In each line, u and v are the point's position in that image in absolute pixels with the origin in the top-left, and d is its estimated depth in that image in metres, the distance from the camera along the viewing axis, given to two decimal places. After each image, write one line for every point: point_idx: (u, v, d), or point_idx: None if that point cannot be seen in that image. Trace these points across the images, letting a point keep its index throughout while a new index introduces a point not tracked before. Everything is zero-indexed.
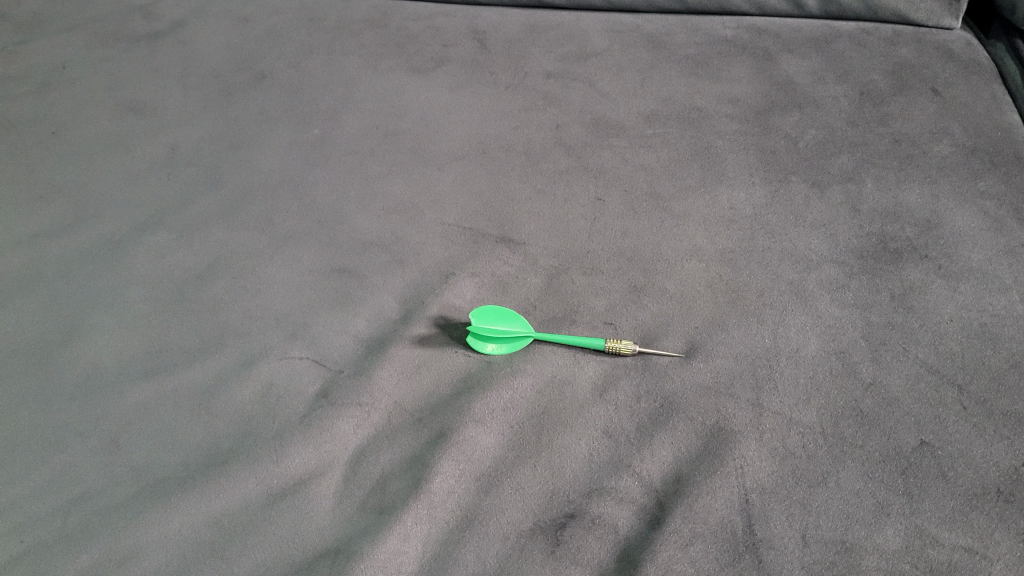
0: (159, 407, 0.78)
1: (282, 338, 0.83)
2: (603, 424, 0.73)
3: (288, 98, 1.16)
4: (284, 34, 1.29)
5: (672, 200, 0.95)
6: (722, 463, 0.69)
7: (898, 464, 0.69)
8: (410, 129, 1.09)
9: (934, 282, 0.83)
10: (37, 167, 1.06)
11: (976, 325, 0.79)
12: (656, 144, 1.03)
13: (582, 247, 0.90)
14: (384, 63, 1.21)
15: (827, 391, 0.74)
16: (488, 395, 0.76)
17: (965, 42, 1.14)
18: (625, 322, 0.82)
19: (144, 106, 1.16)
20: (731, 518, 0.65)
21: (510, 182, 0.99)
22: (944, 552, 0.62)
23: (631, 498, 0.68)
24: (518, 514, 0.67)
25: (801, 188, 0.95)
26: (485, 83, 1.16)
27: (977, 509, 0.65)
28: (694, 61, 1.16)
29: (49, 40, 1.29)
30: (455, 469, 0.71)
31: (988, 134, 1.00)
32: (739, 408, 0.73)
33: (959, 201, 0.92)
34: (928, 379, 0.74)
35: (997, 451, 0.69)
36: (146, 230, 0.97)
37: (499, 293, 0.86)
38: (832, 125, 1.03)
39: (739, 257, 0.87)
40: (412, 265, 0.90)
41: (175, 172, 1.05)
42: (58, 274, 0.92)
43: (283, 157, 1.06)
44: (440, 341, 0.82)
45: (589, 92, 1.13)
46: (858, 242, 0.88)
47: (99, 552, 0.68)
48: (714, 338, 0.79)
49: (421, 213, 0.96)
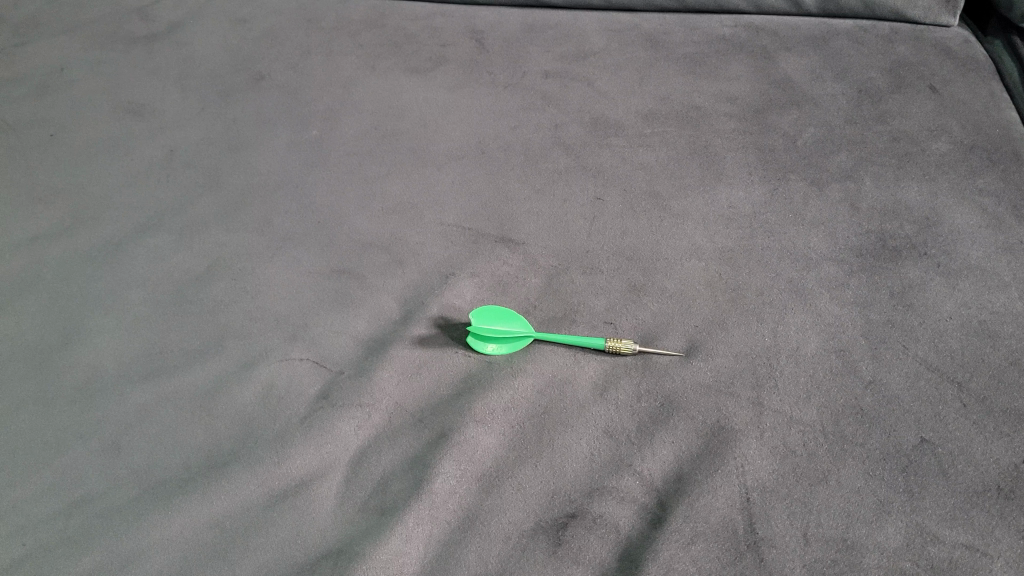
0: (161, 410, 0.78)
1: (283, 339, 0.83)
2: (604, 423, 0.73)
3: (287, 99, 1.16)
4: (282, 35, 1.29)
5: (671, 199, 0.95)
6: (723, 461, 0.69)
7: (898, 461, 0.69)
8: (408, 130, 1.09)
9: (933, 280, 0.83)
10: (36, 170, 1.06)
11: (976, 323, 0.79)
12: (654, 143, 1.03)
13: (582, 246, 0.90)
14: (382, 63, 1.21)
15: (827, 389, 0.74)
16: (488, 396, 0.76)
17: (963, 40, 1.14)
18: (625, 321, 0.82)
19: (142, 107, 1.16)
20: (733, 518, 0.66)
21: (509, 183, 0.99)
22: (945, 549, 0.63)
23: (632, 498, 0.68)
24: (520, 514, 0.67)
25: (800, 186, 0.95)
26: (483, 84, 1.16)
27: (977, 506, 0.65)
28: (693, 59, 1.16)
29: (45, 42, 1.29)
30: (456, 470, 0.71)
31: (987, 132, 1.00)
32: (738, 407, 0.73)
33: (958, 198, 0.92)
34: (928, 376, 0.75)
35: (997, 449, 0.69)
36: (145, 232, 0.97)
37: (498, 293, 0.86)
38: (830, 123, 1.04)
39: (738, 256, 0.87)
40: (411, 266, 0.90)
41: (174, 174, 1.05)
42: (57, 277, 0.92)
43: (281, 158, 1.06)
44: (441, 342, 0.82)
45: (588, 91, 1.13)
46: (858, 240, 0.88)
47: (102, 555, 0.68)
48: (714, 337, 0.79)
49: (420, 214, 0.96)
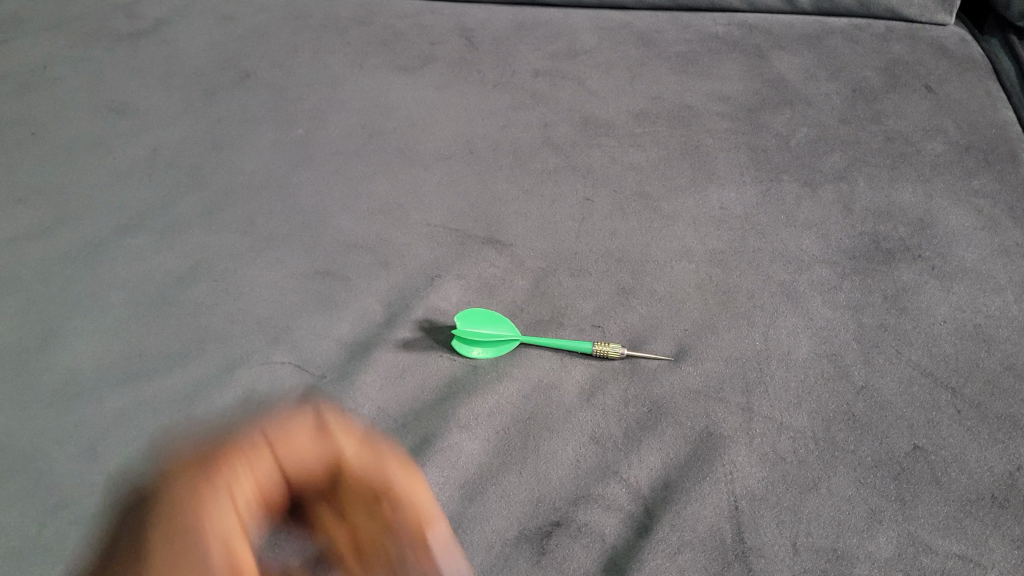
0: (139, 414, 0.76)
1: (264, 342, 0.82)
2: (591, 429, 0.72)
3: (273, 97, 1.14)
4: (269, 33, 1.27)
5: (662, 200, 0.93)
6: (711, 469, 0.68)
7: (890, 469, 0.67)
8: (396, 129, 1.07)
9: (927, 283, 0.82)
10: (17, 169, 1.04)
11: (971, 327, 0.77)
12: (644, 143, 1.02)
13: (570, 248, 0.88)
14: (370, 61, 1.20)
15: (819, 395, 0.72)
16: (473, 401, 0.74)
17: (959, 39, 1.13)
18: (613, 324, 0.80)
19: (127, 106, 1.14)
20: (721, 526, 0.64)
21: (498, 183, 0.98)
22: (938, 560, 0.61)
23: (618, 506, 0.66)
24: (504, 522, 0.66)
25: (793, 187, 0.93)
26: (472, 82, 1.14)
27: (971, 514, 0.64)
28: (685, 58, 1.15)
29: (29, 40, 1.27)
30: (439, 477, 0.69)
31: (983, 132, 0.98)
32: (727, 413, 0.72)
33: (953, 200, 0.90)
34: (921, 381, 0.73)
35: (992, 456, 0.68)
36: (127, 233, 0.95)
37: (484, 295, 0.85)
38: (824, 123, 1.02)
39: (729, 258, 0.86)
40: (397, 268, 0.88)
41: (158, 174, 1.03)
42: (36, 278, 0.91)
43: (267, 158, 1.04)
44: (425, 346, 0.80)
45: (578, 90, 1.11)
46: (851, 242, 0.86)
47: (74, 564, 0.66)
48: (704, 340, 0.78)
49: (406, 214, 0.95)
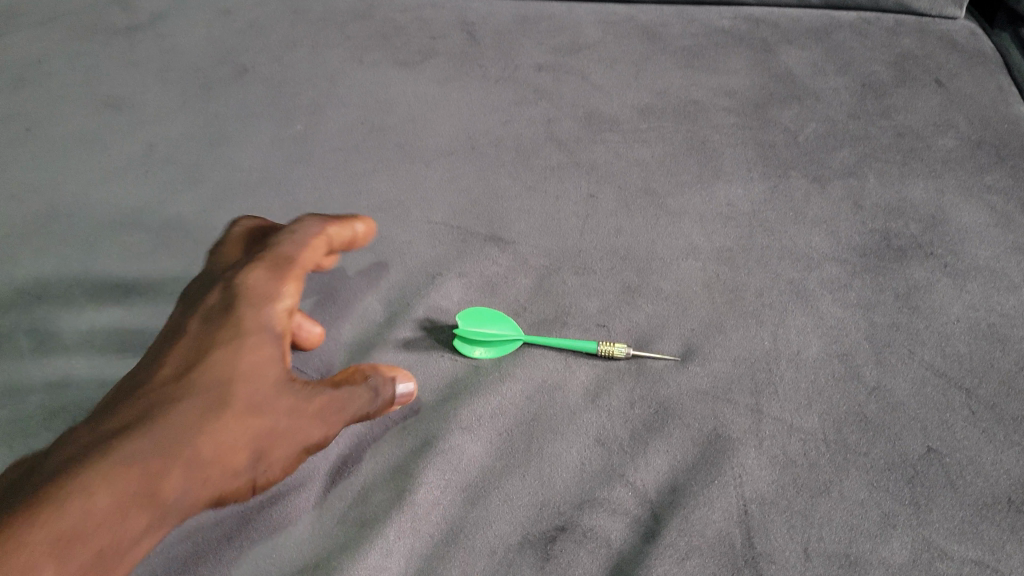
0: None
1: None
2: (596, 431, 0.70)
3: (272, 92, 1.12)
4: (268, 27, 1.25)
5: (668, 197, 0.92)
6: (720, 472, 0.66)
7: (904, 472, 0.65)
8: (397, 125, 1.05)
9: (940, 281, 0.80)
10: (11, 165, 1.03)
11: (985, 326, 0.76)
12: (650, 138, 1.00)
13: (574, 246, 0.87)
14: (370, 56, 1.18)
15: (830, 396, 0.71)
16: (475, 402, 0.73)
17: (969, 33, 1.11)
18: (619, 324, 0.79)
19: (123, 101, 1.13)
20: (730, 531, 0.62)
21: (500, 179, 0.96)
22: (953, 566, 0.60)
23: (624, 510, 0.64)
24: (507, 527, 0.64)
25: (801, 183, 0.92)
26: (474, 77, 1.12)
27: (987, 519, 0.62)
28: (691, 52, 1.13)
29: (24, 34, 1.25)
30: (440, 480, 0.68)
31: (995, 127, 0.96)
32: (736, 414, 0.70)
33: (965, 196, 0.88)
34: (935, 382, 0.71)
35: (1008, 459, 0.66)
36: (122, 230, 0.94)
37: (487, 294, 0.83)
38: (833, 118, 1.00)
39: (737, 256, 0.84)
40: (397, 266, 0.87)
41: (154, 171, 1.02)
42: (29, 275, 0.89)
43: (265, 154, 1.02)
44: (426, 346, 0.78)
45: (582, 85, 1.09)
46: (861, 239, 0.85)
47: None
48: (712, 340, 0.76)
49: (406, 211, 0.93)
